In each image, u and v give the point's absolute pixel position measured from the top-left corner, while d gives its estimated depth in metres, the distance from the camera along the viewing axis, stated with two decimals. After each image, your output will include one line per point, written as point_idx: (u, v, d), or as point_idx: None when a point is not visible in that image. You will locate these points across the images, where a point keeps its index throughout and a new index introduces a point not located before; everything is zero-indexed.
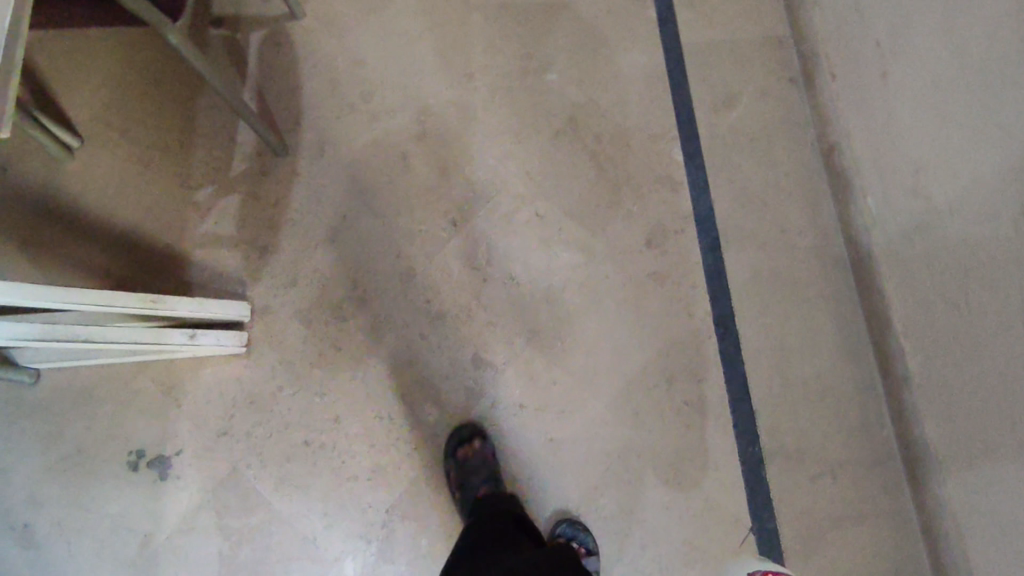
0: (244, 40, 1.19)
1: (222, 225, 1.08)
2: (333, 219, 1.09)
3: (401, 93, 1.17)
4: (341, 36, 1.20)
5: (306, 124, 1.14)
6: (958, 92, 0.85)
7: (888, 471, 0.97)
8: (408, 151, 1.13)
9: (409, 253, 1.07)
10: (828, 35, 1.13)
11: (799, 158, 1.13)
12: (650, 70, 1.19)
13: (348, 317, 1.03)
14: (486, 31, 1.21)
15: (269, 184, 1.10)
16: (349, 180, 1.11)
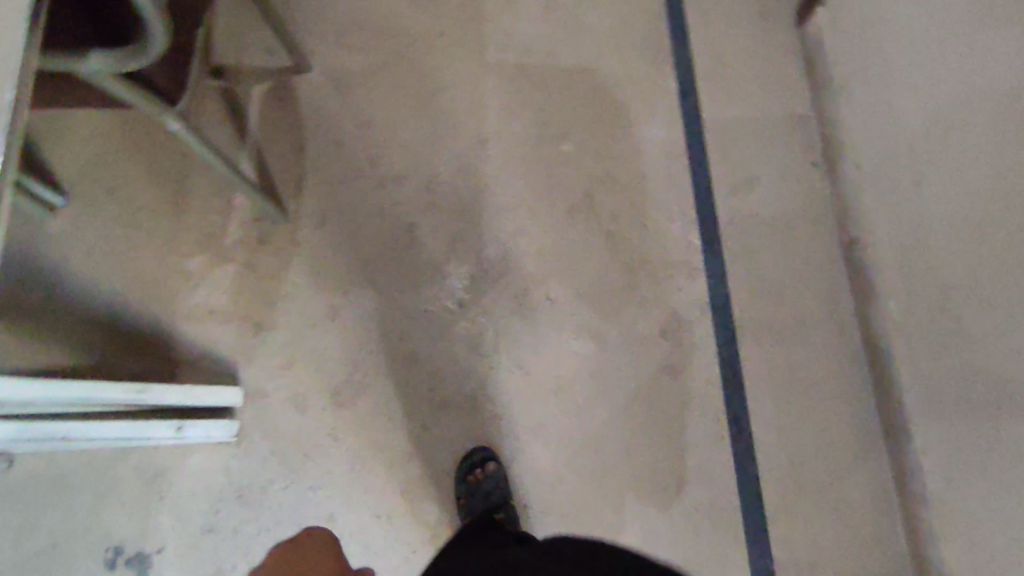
0: (244, 92, 1.11)
1: (214, 297, 1.01)
2: (334, 295, 1.03)
3: (409, 158, 1.11)
4: (349, 93, 1.14)
5: (307, 189, 1.08)
6: (994, 220, 0.82)
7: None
8: (415, 222, 1.07)
9: (414, 334, 1.02)
10: (856, 123, 1.10)
11: (818, 249, 1.11)
12: (669, 145, 1.15)
13: (347, 405, 0.98)
14: (501, 94, 1.16)
15: (266, 254, 1.04)
16: (352, 252, 1.05)
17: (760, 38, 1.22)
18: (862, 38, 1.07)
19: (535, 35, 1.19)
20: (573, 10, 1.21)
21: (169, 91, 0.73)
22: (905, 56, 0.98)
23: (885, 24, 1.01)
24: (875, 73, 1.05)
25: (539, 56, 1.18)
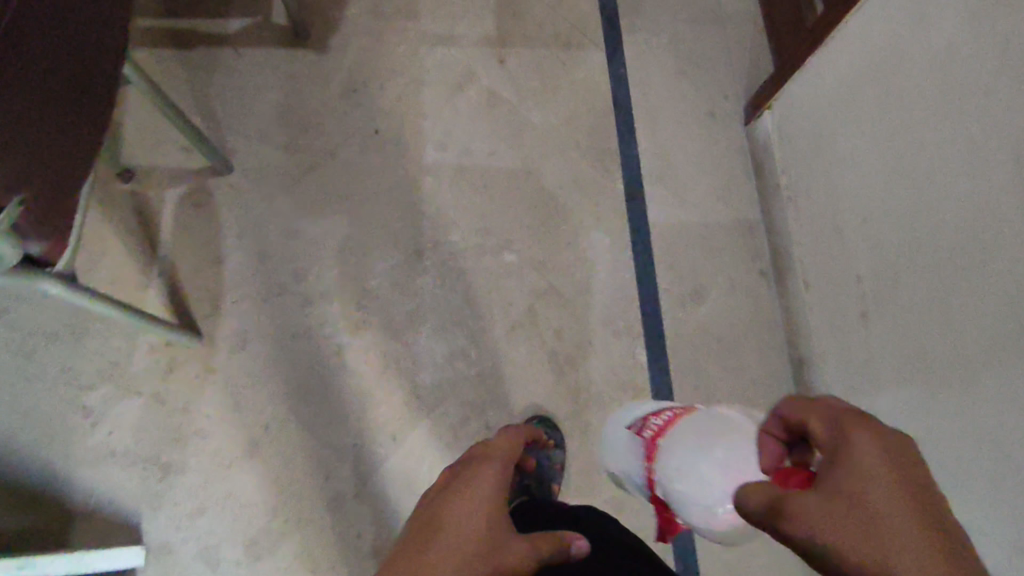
0: (157, 199, 1.02)
1: (117, 436, 0.91)
2: (252, 429, 0.94)
3: (339, 270, 1.03)
4: (276, 198, 1.06)
5: (225, 307, 0.99)
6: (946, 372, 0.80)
7: None
8: (344, 343, 1.00)
9: (341, 472, 0.95)
10: (803, 239, 1.08)
11: (766, 363, 1.09)
12: (616, 253, 1.11)
13: (267, 555, 0.91)
14: (441, 198, 1.10)
15: (177, 384, 0.94)
16: (273, 379, 0.97)
17: (706, 142, 1.20)
18: (810, 153, 1.06)
19: (477, 135, 1.14)
20: (517, 108, 1.17)
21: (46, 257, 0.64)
22: (851, 185, 0.96)
23: (831, 148, 1.00)
24: (822, 193, 1.03)
25: (480, 158, 1.13)
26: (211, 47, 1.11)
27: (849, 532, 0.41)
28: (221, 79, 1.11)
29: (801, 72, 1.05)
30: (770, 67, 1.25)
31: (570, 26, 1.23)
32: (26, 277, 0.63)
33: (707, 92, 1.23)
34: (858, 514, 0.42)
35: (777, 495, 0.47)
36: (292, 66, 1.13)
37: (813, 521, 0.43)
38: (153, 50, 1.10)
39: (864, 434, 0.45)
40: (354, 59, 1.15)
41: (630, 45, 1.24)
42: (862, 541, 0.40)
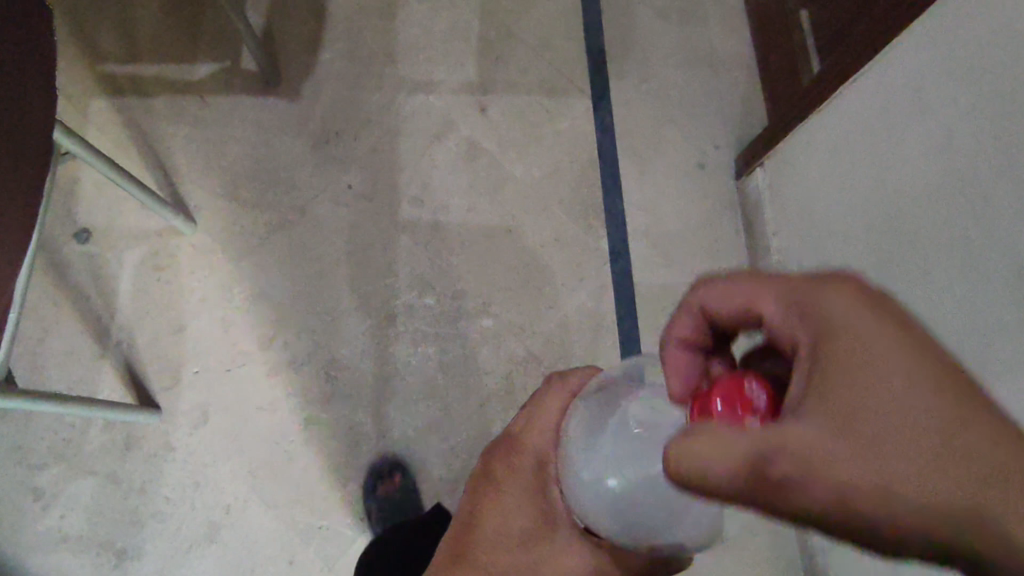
0: (116, 261, 0.98)
1: (69, 519, 0.87)
2: (212, 512, 0.89)
3: (308, 338, 0.98)
4: (243, 259, 1.01)
5: (187, 380, 0.94)
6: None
7: None
8: (311, 418, 0.95)
9: (305, 557, 0.90)
10: None
11: None
12: (599, 317, 1.06)
13: None
14: (416, 258, 1.04)
15: (134, 462, 0.90)
16: (235, 456, 0.92)
17: (697, 196, 1.15)
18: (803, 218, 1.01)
19: (456, 190, 1.09)
20: (498, 160, 1.12)
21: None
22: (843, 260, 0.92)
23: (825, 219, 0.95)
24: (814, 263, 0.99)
25: (458, 215, 1.08)
26: (177, 96, 1.06)
27: (835, 463, 0.32)
28: (187, 129, 1.05)
29: (794, 136, 1.00)
30: (764, 116, 1.20)
31: (556, 72, 1.18)
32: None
33: (697, 142, 1.18)
34: (850, 423, 0.33)
35: (755, 448, 0.32)
36: (262, 116, 1.07)
37: (802, 463, 0.32)
38: (115, 98, 1.04)
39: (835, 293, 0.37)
40: (328, 108, 1.09)
41: (618, 93, 1.19)
42: (878, 436, 0.32)
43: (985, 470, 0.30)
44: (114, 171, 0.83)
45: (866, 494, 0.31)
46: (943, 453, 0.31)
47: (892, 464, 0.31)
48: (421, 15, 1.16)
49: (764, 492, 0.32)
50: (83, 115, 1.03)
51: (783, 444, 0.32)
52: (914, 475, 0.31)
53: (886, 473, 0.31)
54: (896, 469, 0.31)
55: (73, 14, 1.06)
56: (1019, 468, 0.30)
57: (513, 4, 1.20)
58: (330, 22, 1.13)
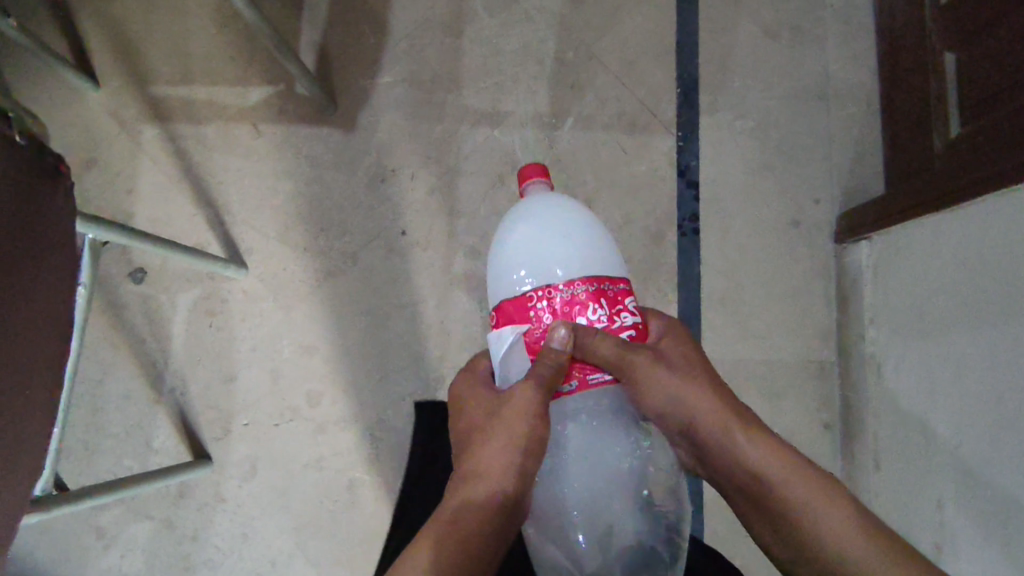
0: (168, 305, 0.96)
1: (129, 560, 0.92)
2: (259, 564, 0.93)
3: (356, 395, 0.97)
4: (294, 308, 0.98)
5: (237, 432, 0.95)
6: None
7: None
8: (355, 479, 0.95)
9: None
10: (882, 407, 0.93)
11: None
12: None
13: None
14: (470, 315, 0.99)
15: (187, 511, 0.93)
16: (281, 511, 0.94)
17: (785, 261, 1.02)
18: (908, 314, 0.88)
19: None
20: None
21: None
22: (951, 386, 0.80)
23: (940, 331, 0.82)
24: (918, 372, 0.86)
25: None
26: (228, 123, 1.00)
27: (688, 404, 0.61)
28: (238, 162, 1.00)
29: (924, 221, 0.86)
30: (878, 168, 1.04)
31: (639, 104, 1.04)
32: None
33: (794, 195, 1.04)
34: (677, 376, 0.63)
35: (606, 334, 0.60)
36: (316, 149, 1.01)
37: (678, 403, 0.61)
38: (166, 125, 1.00)
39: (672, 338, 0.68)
40: (385, 141, 1.01)
41: (707, 131, 1.05)
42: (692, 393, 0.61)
43: (768, 444, 0.59)
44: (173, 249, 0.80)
45: (716, 398, 0.61)
46: (744, 426, 0.60)
47: (720, 417, 0.60)
48: (491, 32, 1.04)
49: (664, 362, 0.61)
50: (136, 143, 0.99)
51: (672, 371, 0.61)
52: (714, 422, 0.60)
53: (708, 413, 0.61)
54: (709, 420, 0.60)
55: (122, 30, 1.00)
56: (782, 450, 0.59)
57: (595, 19, 1.05)
58: (391, 41, 1.03)
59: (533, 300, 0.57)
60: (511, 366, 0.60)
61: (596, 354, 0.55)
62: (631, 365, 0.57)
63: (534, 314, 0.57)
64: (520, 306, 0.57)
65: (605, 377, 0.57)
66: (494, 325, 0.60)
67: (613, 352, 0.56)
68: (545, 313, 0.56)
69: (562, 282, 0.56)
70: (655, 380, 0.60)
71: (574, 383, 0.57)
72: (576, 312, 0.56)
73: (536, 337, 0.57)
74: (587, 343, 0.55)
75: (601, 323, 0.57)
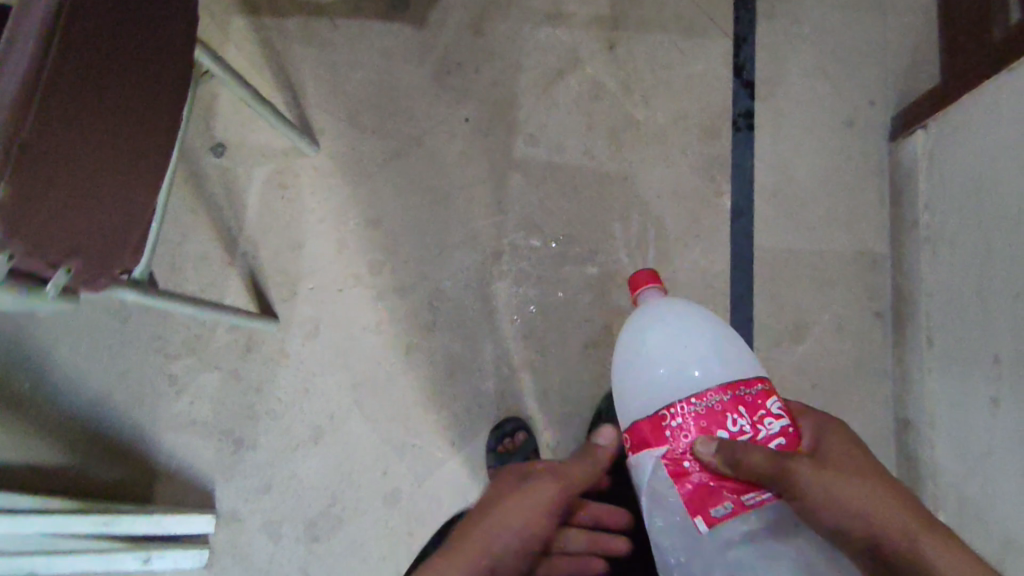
0: (245, 176, 1.03)
1: (197, 407, 0.97)
2: (319, 416, 0.97)
3: (415, 268, 1.02)
4: (361, 186, 1.04)
5: (303, 296, 1.00)
6: None
7: None
8: (413, 344, 0.99)
9: (397, 469, 0.96)
10: (936, 289, 0.93)
11: (865, 417, 0.97)
12: (709, 281, 1.02)
13: (320, 538, 0.94)
14: (527, 198, 1.03)
15: (254, 365, 0.98)
16: (340, 370, 0.98)
17: (837, 157, 1.04)
18: (960, 191, 0.90)
19: (572, 132, 1.05)
20: (621, 101, 1.06)
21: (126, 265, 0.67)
22: (1015, 241, 0.79)
23: (994, 198, 0.83)
24: (971, 245, 0.86)
25: (573, 157, 1.05)
26: (308, 18, 1.08)
27: (851, 503, 0.57)
28: (316, 52, 1.07)
29: (977, 98, 0.87)
30: (933, 72, 1.05)
31: (696, 7, 1.08)
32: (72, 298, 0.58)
33: (849, 96, 1.05)
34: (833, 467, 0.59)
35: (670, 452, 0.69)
36: (387, 42, 1.07)
37: (842, 504, 0.57)
38: (253, 17, 1.08)
39: (808, 425, 0.67)
40: (452, 36, 1.07)
41: (762, 34, 1.07)
42: (847, 489, 0.57)
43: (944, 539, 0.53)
44: (213, 61, 0.84)
45: (900, 502, 0.57)
46: (934, 535, 0.54)
47: (911, 530, 0.55)
48: None
49: (826, 462, 0.59)
50: (224, 32, 1.07)
51: (836, 470, 0.58)
52: (885, 518, 0.56)
53: (884, 516, 0.56)
54: (884, 517, 0.56)
55: None
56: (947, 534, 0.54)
57: None
58: None
59: (668, 417, 0.62)
60: (660, 492, 0.62)
61: (748, 465, 0.57)
62: (792, 470, 0.57)
63: (670, 433, 0.62)
64: (654, 426, 0.63)
65: (760, 493, 0.58)
66: (631, 447, 0.66)
67: (764, 460, 0.57)
68: (680, 431, 0.62)
69: (698, 393, 0.62)
70: (826, 483, 0.57)
71: (727, 505, 0.58)
72: (714, 423, 0.61)
73: (677, 453, 0.61)
74: (737, 453, 0.57)
75: (743, 433, 0.61)
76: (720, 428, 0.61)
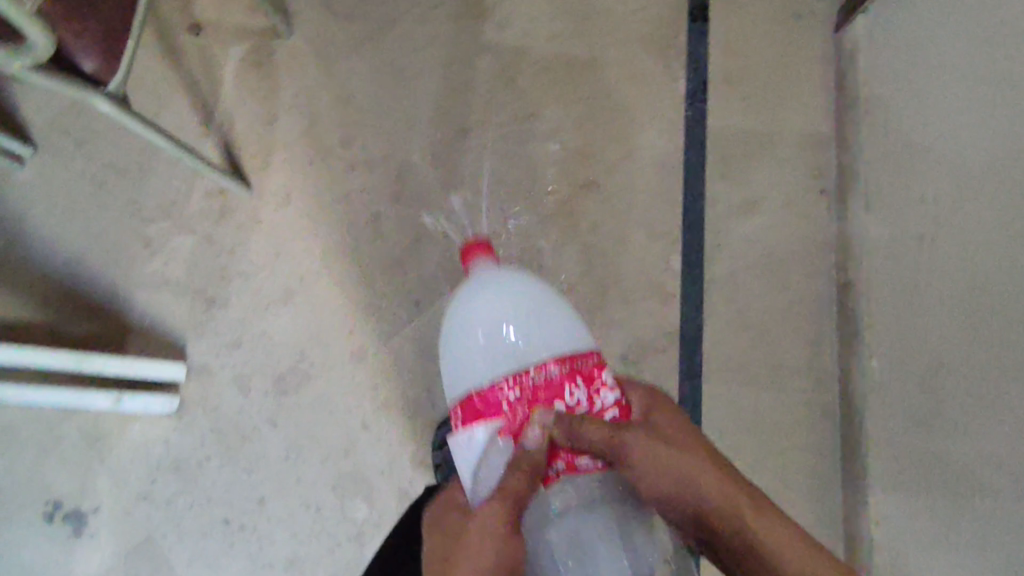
0: (221, 54, 1.06)
1: (171, 268, 1.00)
2: (289, 280, 1.01)
3: (386, 143, 1.05)
4: (332, 65, 1.07)
5: (276, 167, 1.04)
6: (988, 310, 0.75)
7: None
8: (383, 213, 1.03)
9: (365, 328, 1.00)
10: (872, 158, 0.99)
11: (810, 283, 1.02)
12: (666, 158, 1.07)
13: (289, 392, 0.97)
14: (493, 79, 1.08)
15: (229, 230, 1.01)
16: (311, 236, 1.02)
17: (789, 46, 1.09)
18: (899, 61, 0.95)
19: (538, 19, 1.09)
20: None
21: (84, 67, 0.69)
22: (944, 90, 0.85)
23: (930, 56, 0.88)
24: (908, 107, 0.92)
25: (539, 42, 1.09)
26: None
27: (664, 472, 0.60)
28: None
29: None
30: None
31: None
32: (82, 85, 0.68)
33: None
34: (662, 443, 0.61)
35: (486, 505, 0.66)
36: None
37: (665, 465, 0.60)
38: None
39: (637, 394, 0.68)
40: None
41: None
42: (678, 463, 0.61)
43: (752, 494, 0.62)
44: None
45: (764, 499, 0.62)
46: (761, 516, 0.60)
47: (727, 495, 0.61)
48: None
49: (656, 436, 0.61)
50: None
51: (663, 441, 0.61)
52: (715, 490, 0.61)
53: (710, 488, 0.61)
54: (709, 486, 0.61)
55: None
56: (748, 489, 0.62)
57: None
58: None
59: (504, 391, 0.58)
60: (486, 464, 0.58)
61: (583, 435, 0.55)
62: (628, 444, 0.58)
63: (507, 407, 0.57)
64: (488, 400, 0.58)
65: (596, 463, 0.57)
66: (462, 422, 0.59)
67: (601, 435, 0.56)
68: (517, 404, 0.57)
69: (535, 364, 0.58)
70: (655, 454, 0.59)
71: (558, 466, 0.57)
72: (552, 396, 0.57)
73: (514, 427, 0.57)
74: (575, 427, 0.55)
75: (579, 406, 0.58)
76: (558, 399, 0.57)
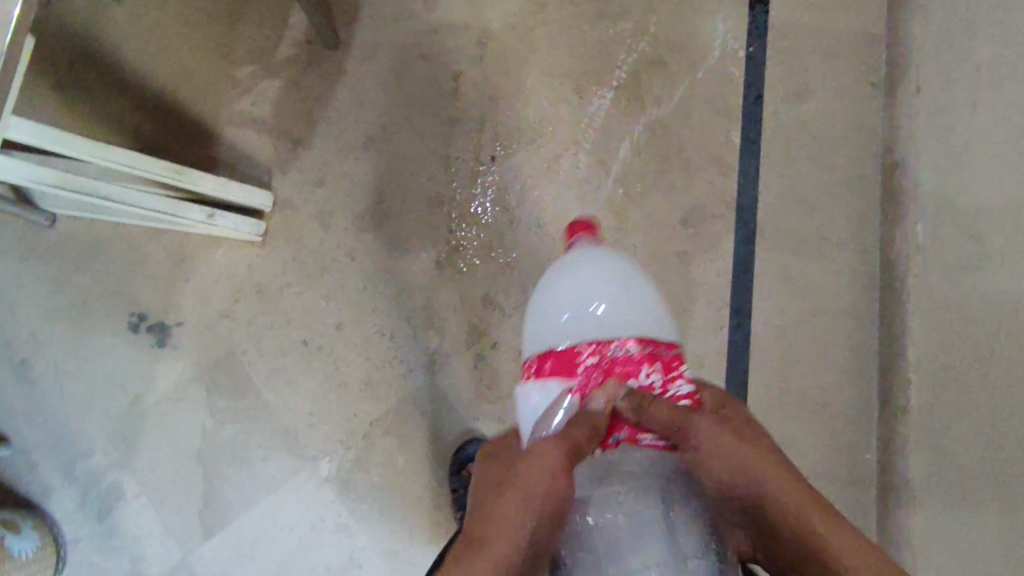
0: None
1: (257, 109, 1.05)
2: (371, 129, 1.06)
3: (465, 10, 1.10)
4: None
5: (361, 23, 1.08)
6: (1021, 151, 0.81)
7: (859, 482, 1.04)
8: (460, 74, 1.08)
9: (441, 176, 1.05)
10: (924, 45, 1.04)
11: (858, 165, 1.10)
12: (729, 43, 1.12)
13: (368, 230, 1.02)
14: None
15: (314, 79, 1.06)
16: (392, 90, 1.07)
17: None
18: None
19: None
20: None
21: None
22: None
23: None
24: None
25: None
26: None
27: (734, 451, 0.53)
28: None
29: None
30: None
31: None
32: None
33: None
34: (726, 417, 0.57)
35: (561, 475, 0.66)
36: None
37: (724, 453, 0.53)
38: None
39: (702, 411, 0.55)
40: None
41: None
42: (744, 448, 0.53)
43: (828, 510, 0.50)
44: None
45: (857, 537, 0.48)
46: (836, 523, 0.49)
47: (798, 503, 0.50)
48: None
49: (725, 422, 0.55)
50: None
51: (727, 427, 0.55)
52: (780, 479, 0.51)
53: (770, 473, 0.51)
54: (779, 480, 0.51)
55: None
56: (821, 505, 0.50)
57: None
58: None
59: (582, 354, 0.59)
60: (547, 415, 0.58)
61: (650, 415, 0.54)
62: (695, 428, 0.53)
63: (582, 369, 0.59)
64: (567, 360, 0.59)
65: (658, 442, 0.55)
66: (535, 373, 0.61)
67: (668, 414, 0.54)
68: (592, 368, 0.58)
69: (617, 339, 0.59)
70: (723, 444, 0.53)
71: (620, 437, 0.55)
72: (627, 374, 0.58)
73: (585, 387, 0.58)
74: (644, 404, 0.54)
75: (654, 389, 0.58)
76: (633, 377, 0.58)
